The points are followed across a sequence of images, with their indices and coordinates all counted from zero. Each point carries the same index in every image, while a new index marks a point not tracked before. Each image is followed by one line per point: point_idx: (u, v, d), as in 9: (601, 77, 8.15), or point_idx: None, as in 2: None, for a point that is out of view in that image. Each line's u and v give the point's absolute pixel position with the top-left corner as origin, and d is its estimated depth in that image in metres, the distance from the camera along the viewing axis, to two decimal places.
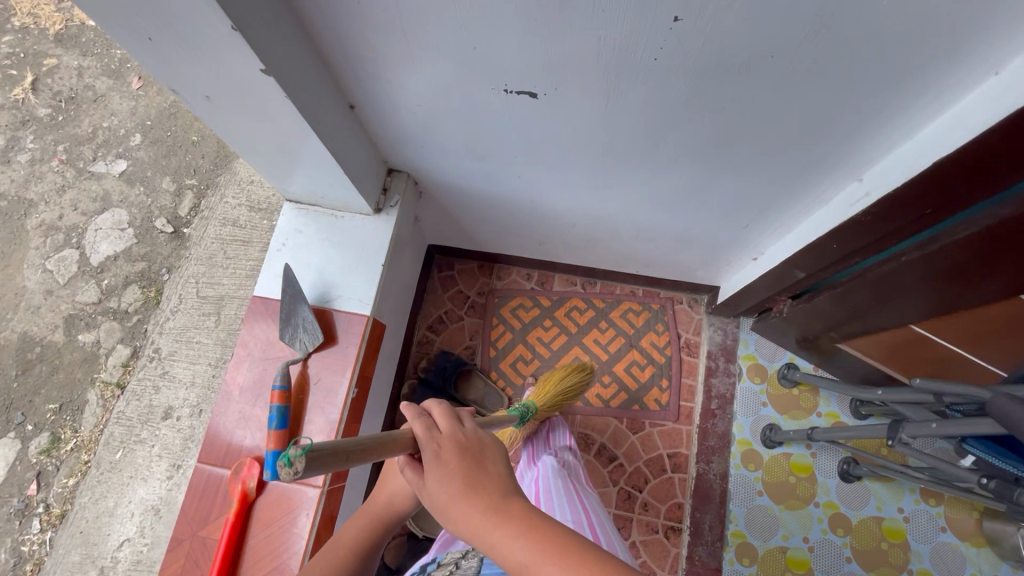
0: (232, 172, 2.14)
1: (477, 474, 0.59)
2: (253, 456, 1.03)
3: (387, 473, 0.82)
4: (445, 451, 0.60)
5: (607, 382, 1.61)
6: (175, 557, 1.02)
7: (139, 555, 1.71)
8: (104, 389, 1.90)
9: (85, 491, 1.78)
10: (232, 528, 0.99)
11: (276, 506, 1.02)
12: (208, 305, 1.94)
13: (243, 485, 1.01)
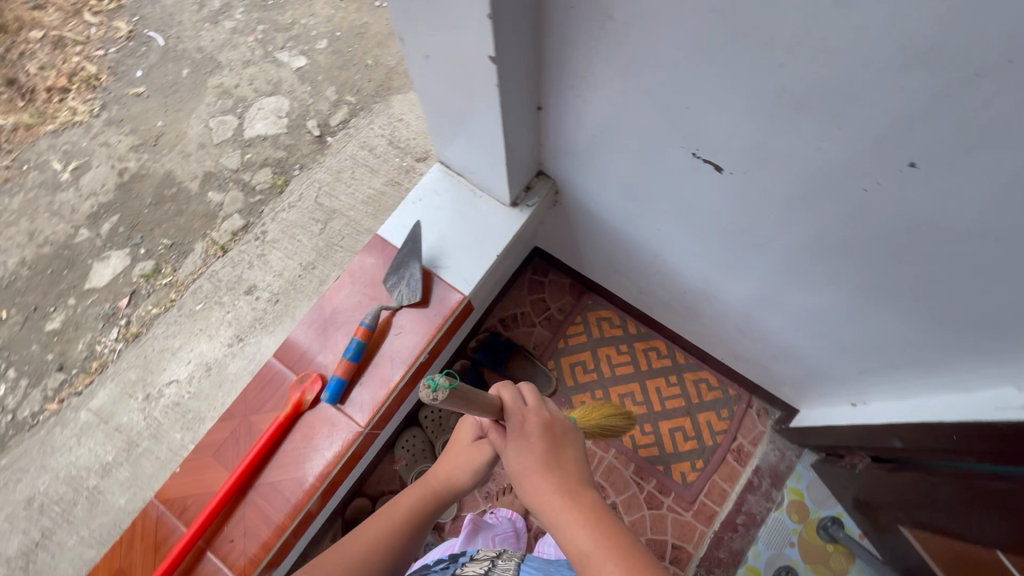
0: (387, 104, 2.27)
1: (554, 456, 0.84)
2: (319, 373, 1.11)
3: (448, 452, 1.05)
4: (529, 425, 0.86)
5: (648, 429, 1.58)
6: (222, 427, 1.11)
7: (179, 399, 1.86)
8: (210, 246, 2.10)
9: (161, 325, 1.98)
10: (277, 426, 1.06)
11: (319, 425, 1.08)
12: (320, 214, 2.08)
13: (301, 394, 1.09)
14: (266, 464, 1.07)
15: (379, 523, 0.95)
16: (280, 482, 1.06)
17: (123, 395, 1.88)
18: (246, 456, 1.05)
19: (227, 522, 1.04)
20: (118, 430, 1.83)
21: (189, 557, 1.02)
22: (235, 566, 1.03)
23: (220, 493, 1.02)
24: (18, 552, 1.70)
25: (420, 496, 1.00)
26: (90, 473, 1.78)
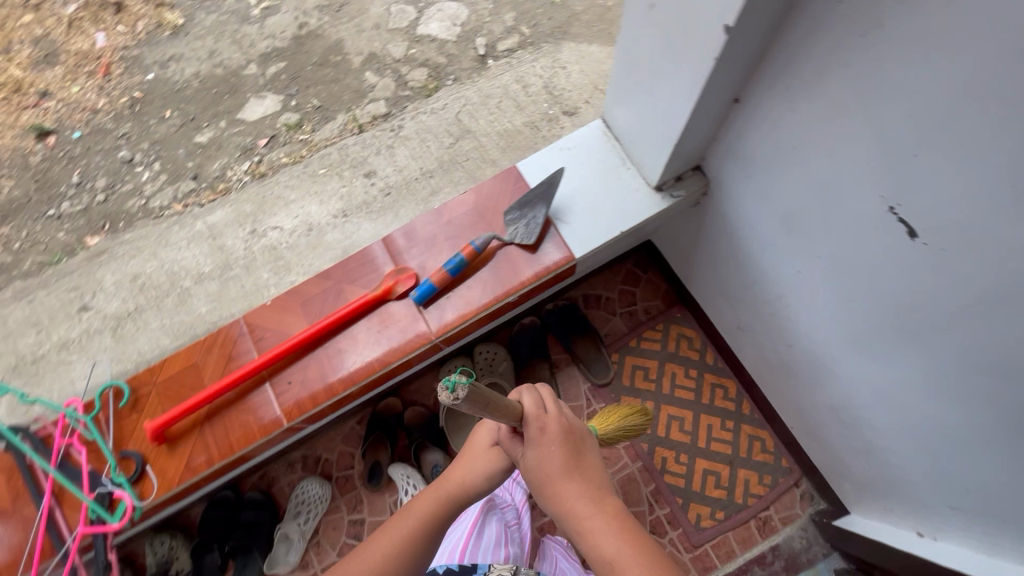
0: (555, 46, 2.37)
1: (574, 462, 0.89)
2: (414, 272, 1.09)
3: (464, 454, 1.03)
4: (548, 432, 0.89)
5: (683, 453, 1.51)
6: (312, 284, 1.11)
7: (276, 245, 2.01)
8: (350, 121, 2.23)
9: (286, 174, 2.15)
10: (364, 302, 1.06)
11: (399, 317, 1.07)
12: (452, 129, 2.19)
13: (392, 284, 1.08)
14: (339, 332, 1.07)
15: (396, 535, 0.94)
16: (346, 353, 1.06)
17: (235, 222, 2.07)
18: (326, 318, 1.05)
19: (288, 367, 1.05)
20: (221, 250, 2.02)
21: (245, 384, 1.04)
22: (282, 410, 1.04)
23: (294, 338, 1.04)
24: (112, 314, 1.93)
25: (433, 503, 0.98)
26: (186, 275, 1.98)
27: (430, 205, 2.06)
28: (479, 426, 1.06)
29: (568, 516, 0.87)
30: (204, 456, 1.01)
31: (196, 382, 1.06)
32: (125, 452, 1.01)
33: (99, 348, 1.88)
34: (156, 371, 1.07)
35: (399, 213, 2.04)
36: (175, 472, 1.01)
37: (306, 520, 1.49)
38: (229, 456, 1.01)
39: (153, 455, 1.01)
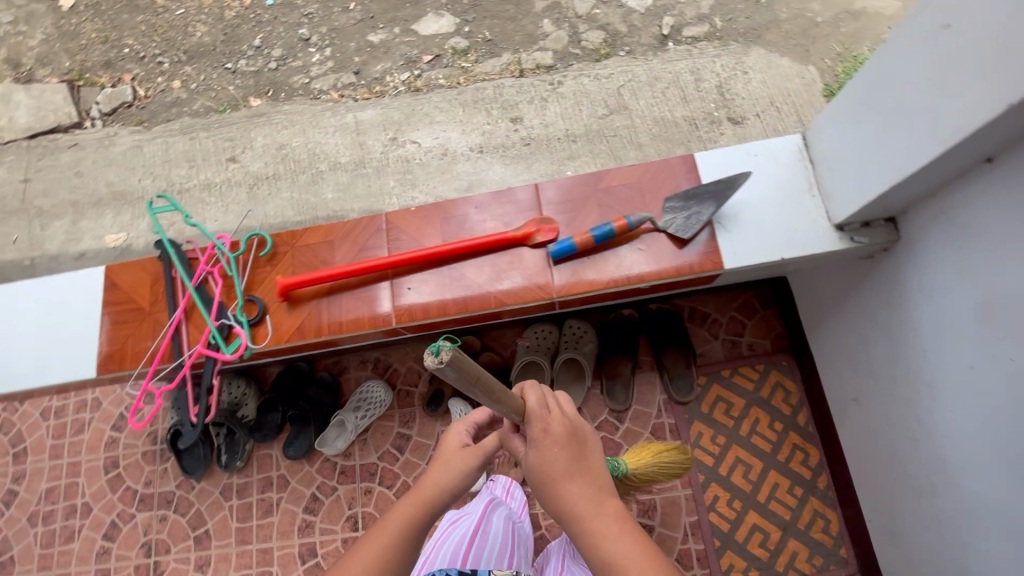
0: (743, 47, 2.23)
1: (576, 460, 0.90)
2: (555, 227, 1.06)
3: (438, 456, 0.96)
4: (550, 429, 0.90)
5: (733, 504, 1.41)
6: (458, 204, 1.12)
7: (409, 158, 2.06)
8: (513, 63, 2.23)
9: (439, 94, 2.18)
10: (503, 238, 1.05)
11: (529, 265, 1.05)
12: (609, 100, 2.13)
13: (532, 232, 1.05)
14: (466, 259, 1.07)
15: (378, 551, 0.82)
16: (469, 280, 1.06)
17: (380, 124, 2.12)
18: (461, 241, 1.06)
19: (412, 274, 1.07)
20: (361, 147, 2.09)
21: (370, 276, 1.07)
22: (394, 311, 1.06)
23: (427, 250, 1.05)
24: (253, 172, 2.06)
25: (408, 513, 0.87)
26: (324, 159, 2.07)
27: (564, 167, 2.03)
28: (449, 431, 0.99)
29: (574, 517, 0.86)
30: (315, 326, 1.07)
31: (329, 257, 1.11)
32: (252, 296, 1.10)
33: (234, 199, 2.03)
34: (298, 235, 1.13)
35: (531, 166, 2.03)
36: (287, 330, 1.08)
37: (363, 416, 1.56)
38: (335, 334, 1.06)
39: (274, 309, 1.09)
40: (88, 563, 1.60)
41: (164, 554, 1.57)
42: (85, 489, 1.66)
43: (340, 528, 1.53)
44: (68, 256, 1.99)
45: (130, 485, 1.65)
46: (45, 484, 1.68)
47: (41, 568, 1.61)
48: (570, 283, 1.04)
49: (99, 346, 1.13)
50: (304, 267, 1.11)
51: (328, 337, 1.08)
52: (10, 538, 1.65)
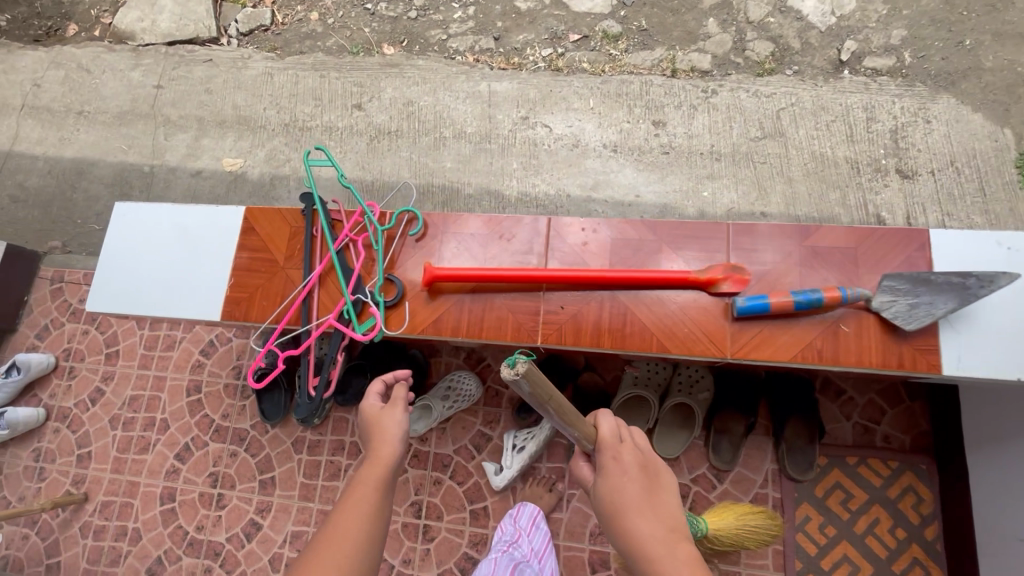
0: (933, 95, 1.94)
1: (648, 494, 0.89)
2: (746, 278, 0.91)
3: (377, 425, 0.99)
4: (624, 458, 0.91)
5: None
6: (633, 226, 0.98)
7: (538, 141, 1.93)
8: (666, 60, 2.04)
9: (580, 80, 2.02)
10: (683, 278, 0.92)
11: (703, 312, 0.92)
12: (765, 122, 1.93)
13: (720, 278, 0.91)
14: (633, 289, 0.94)
15: (350, 528, 0.84)
16: (632, 315, 0.94)
17: (514, 100, 1.99)
18: (633, 271, 0.93)
19: (568, 293, 0.96)
20: (489, 120, 1.97)
21: (522, 285, 0.97)
22: (540, 328, 0.96)
23: (593, 271, 0.93)
24: (376, 124, 1.98)
25: (370, 479, 0.91)
26: (449, 125, 1.97)
27: (701, 186, 1.85)
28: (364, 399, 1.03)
29: (642, 550, 0.85)
30: (453, 325, 0.98)
31: (479, 254, 1.02)
32: (392, 277, 1.02)
33: (352, 147, 1.97)
34: (451, 223, 1.04)
35: (665, 178, 1.87)
36: (423, 321, 1.00)
37: (451, 406, 1.48)
38: (473, 338, 0.97)
39: (413, 295, 1.02)
40: (157, 478, 1.63)
41: (228, 489, 1.58)
42: (166, 406, 1.69)
43: (402, 511, 1.48)
44: (185, 171, 1.99)
45: (208, 413, 1.66)
46: (131, 391, 1.72)
47: (114, 471, 1.65)
48: (749, 346, 0.90)
49: (228, 290, 1.09)
50: (452, 258, 1.02)
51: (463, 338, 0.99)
52: (91, 435, 1.70)
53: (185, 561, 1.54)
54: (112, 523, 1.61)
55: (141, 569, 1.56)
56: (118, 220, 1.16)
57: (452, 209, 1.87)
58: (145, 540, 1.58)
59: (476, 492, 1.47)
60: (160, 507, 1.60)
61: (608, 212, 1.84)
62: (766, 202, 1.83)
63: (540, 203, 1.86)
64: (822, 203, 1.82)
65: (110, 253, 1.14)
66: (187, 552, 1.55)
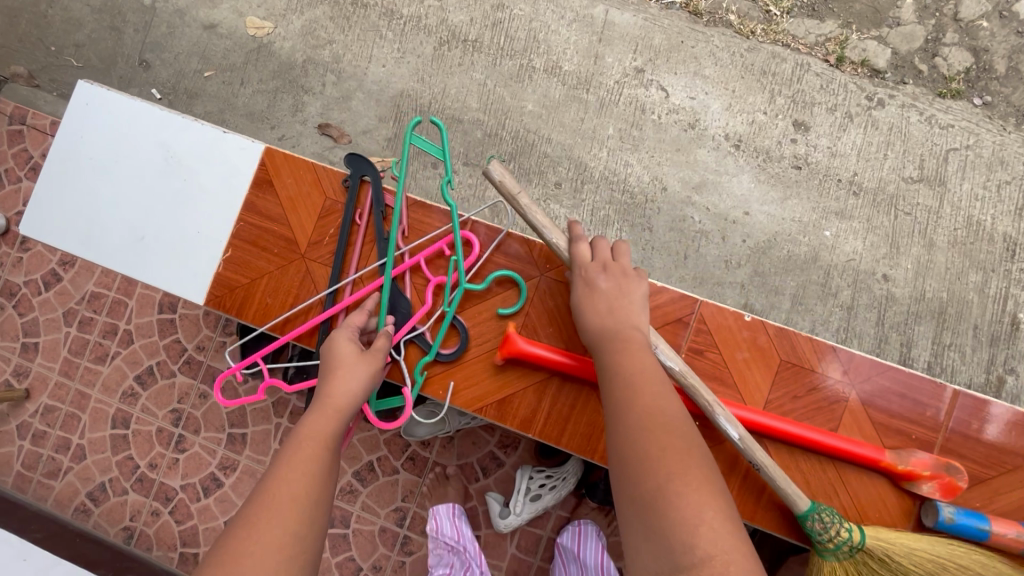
0: None
1: (613, 301, 0.72)
2: (930, 472, 0.82)
3: (329, 378, 0.68)
4: (590, 269, 0.74)
5: (836, 532, 0.80)
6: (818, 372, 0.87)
7: (646, 107, 1.51)
8: (835, 40, 1.55)
9: (721, 37, 1.54)
10: (851, 453, 0.82)
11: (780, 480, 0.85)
12: (927, 161, 1.53)
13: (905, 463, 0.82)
14: (797, 450, 0.84)
15: (272, 544, 0.54)
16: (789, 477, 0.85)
17: (632, 41, 1.53)
18: (810, 432, 0.82)
19: None
20: (595, 60, 1.52)
21: None
22: None
23: (757, 417, 0.83)
24: (450, 24, 1.52)
25: (319, 439, 0.63)
26: (542, 51, 1.52)
27: (825, 222, 1.50)
28: (335, 330, 0.71)
29: (604, 337, 0.71)
30: (523, 416, 0.74)
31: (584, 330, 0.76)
32: (462, 324, 0.76)
33: (413, 48, 1.52)
34: (555, 270, 0.78)
35: (786, 201, 1.50)
36: (482, 399, 0.76)
37: (469, 423, 1.23)
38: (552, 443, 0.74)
39: (479, 356, 0.76)
40: (111, 397, 1.40)
41: (192, 433, 1.37)
42: (132, 316, 1.41)
43: (383, 514, 1.30)
44: (196, 18, 1.53)
45: (180, 339, 1.40)
46: (93, 286, 1.43)
47: (62, 374, 1.41)
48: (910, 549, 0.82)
49: (220, 266, 0.76)
50: (543, 321, 0.77)
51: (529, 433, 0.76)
52: (40, 324, 1.43)
53: (131, 497, 1.37)
54: (54, 431, 1.40)
55: (82, 491, 1.38)
56: (84, 111, 0.79)
57: (520, 165, 1.49)
58: (89, 461, 1.39)
59: (471, 518, 1.27)
60: (110, 430, 1.39)
61: (706, 223, 1.48)
62: (894, 263, 1.49)
63: (628, 190, 1.49)
64: (957, 283, 1.49)
65: (66, 159, 0.79)
66: (135, 487, 1.37)
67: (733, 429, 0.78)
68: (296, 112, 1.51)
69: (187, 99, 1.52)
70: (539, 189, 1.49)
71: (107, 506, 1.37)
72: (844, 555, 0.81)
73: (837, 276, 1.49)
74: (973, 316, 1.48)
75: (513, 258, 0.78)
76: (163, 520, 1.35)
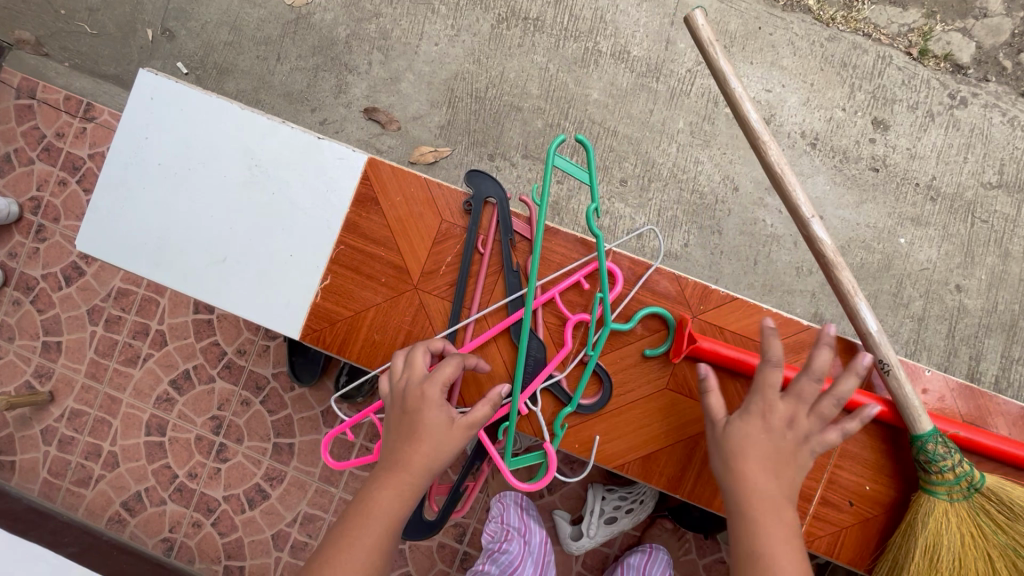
0: None
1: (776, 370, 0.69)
2: None
3: (408, 448, 0.65)
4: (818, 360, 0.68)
5: (957, 463, 0.76)
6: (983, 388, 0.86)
7: (719, 99, 1.40)
8: (920, 31, 1.44)
9: (800, 24, 1.43)
10: (1006, 452, 0.80)
11: (863, 479, 0.81)
12: (1007, 166, 1.44)
13: None
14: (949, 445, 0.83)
15: None
16: None
17: None
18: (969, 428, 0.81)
19: None
20: (665, 45, 1.40)
21: None
22: None
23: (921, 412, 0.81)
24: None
25: (385, 516, 0.63)
26: (609, 33, 1.40)
27: (900, 228, 1.43)
28: (427, 390, 0.66)
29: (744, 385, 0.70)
30: (671, 475, 0.78)
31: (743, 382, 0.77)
32: (608, 377, 0.78)
33: (469, 26, 1.38)
34: (712, 313, 0.79)
35: (861, 205, 1.43)
36: (625, 454, 0.78)
37: None
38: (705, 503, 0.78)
39: (623, 406, 0.78)
40: (144, 402, 1.30)
41: (234, 442, 1.28)
42: (165, 315, 1.31)
43: (442, 529, 1.24)
44: None
45: (220, 341, 1.30)
46: (120, 283, 1.32)
47: (89, 376, 1.31)
48: None
49: (318, 296, 0.75)
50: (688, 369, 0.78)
51: (674, 491, 0.79)
52: (62, 322, 1.32)
53: (170, 507, 1.29)
54: (82, 437, 1.31)
55: (116, 501, 1.30)
56: (160, 113, 0.75)
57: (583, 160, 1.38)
58: (123, 469, 1.30)
59: None
60: (145, 437, 1.30)
61: (778, 227, 1.39)
62: (967, 273, 1.42)
63: (698, 189, 1.39)
64: None
65: (141, 168, 0.75)
66: (174, 498, 1.29)
67: (873, 320, 0.79)
68: (339, 94, 1.37)
69: (216, 75, 1.38)
70: (603, 186, 1.39)
71: (144, 517, 1.29)
72: (959, 493, 0.77)
73: (909, 286, 1.42)
74: None
75: (664, 297, 0.79)
76: (206, 531, 1.28)
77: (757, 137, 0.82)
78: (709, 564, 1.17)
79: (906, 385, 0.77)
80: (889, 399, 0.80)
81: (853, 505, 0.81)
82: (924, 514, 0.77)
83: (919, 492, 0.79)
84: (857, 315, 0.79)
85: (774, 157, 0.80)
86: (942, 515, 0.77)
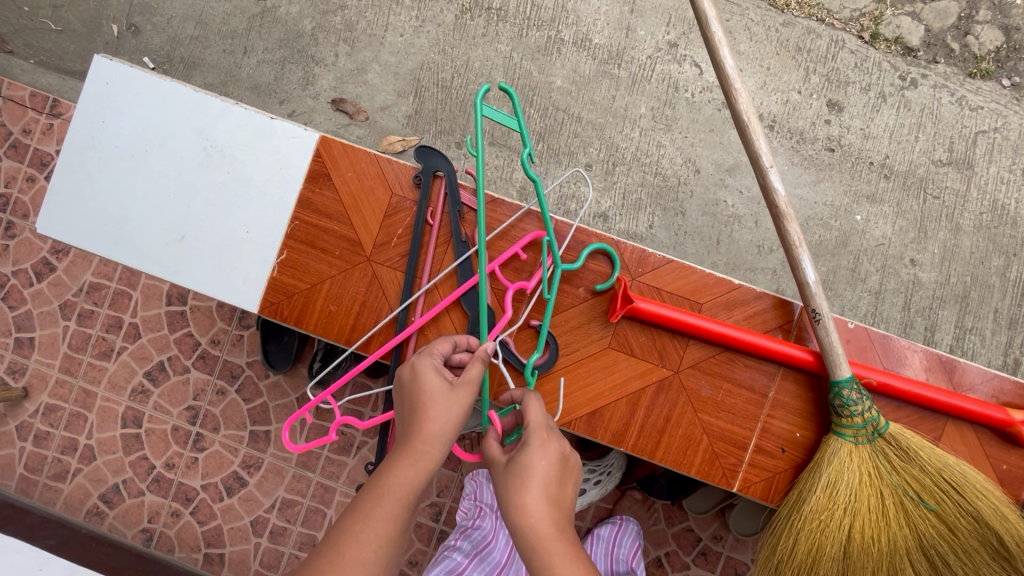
0: None
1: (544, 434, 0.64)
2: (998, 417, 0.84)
3: (417, 419, 0.65)
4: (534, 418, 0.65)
5: (866, 408, 0.81)
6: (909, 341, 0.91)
7: (680, 84, 1.44)
8: (870, 15, 1.49)
9: (756, 10, 1.48)
10: (920, 395, 0.84)
11: (789, 429, 0.85)
12: (957, 144, 1.50)
13: (978, 412, 0.84)
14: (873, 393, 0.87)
15: None
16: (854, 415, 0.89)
17: (664, 11, 1.44)
18: (887, 375, 0.85)
19: (744, 389, 0.85)
20: (626, 33, 1.43)
21: (726, 347, 0.84)
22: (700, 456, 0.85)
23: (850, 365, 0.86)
24: None
25: (402, 487, 0.59)
26: (571, 21, 1.43)
27: (856, 206, 1.48)
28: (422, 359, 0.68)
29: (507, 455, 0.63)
30: (615, 429, 0.84)
31: (680, 342, 0.84)
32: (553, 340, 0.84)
33: (433, 16, 1.41)
34: (649, 275, 0.85)
35: (818, 183, 1.48)
36: (573, 411, 0.84)
37: None
38: (648, 457, 0.85)
39: (569, 366, 0.84)
40: (119, 395, 1.31)
41: (211, 431, 1.30)
42: (138, 308, 1.32)
43: (418, 509, 1.26)
44: None
45: (194, 332, 1.32)
46: (91, 277, 1.33)
47: (63, 371, 1.32)
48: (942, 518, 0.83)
49: (275, 270, 0.78)
50: (632, 326, 0.84)
51: (619, 445, 0.85)
52: (34, 318, 1.33)
53: (148, 498, 1.30)
54: (58, 432, 1.32)
55: (93, 494, 1.31)
56: (113, 98, 0.77)
57: (549, 146, 1.42)
58: (100, 462, 1.31)
59: None
60: (121, 429, 1.31)
61: (739, 208, 1.43)
62: (921, 248, 1.48)
63: (661, 172, 1.43)
64: (980, 267, 1.48)
65: (99, 153, 0.77)
66: (152, 488, 1.30)
67: (812, 271, 0.86)
68: (306, 85, 1.39)
69: (184, 69, 1.39)
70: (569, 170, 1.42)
71: (123, 508, 1.30)
72: (864, 436, 0.83)
73: (867, 261, 1.48)
74: (994, 299, 1.48)
75: (604, 261, 0.85)
76: (185, 521, 1.29)
77: (731, 84, 0.90)
78: (677, 533, 1.21)
79: (833, 333, 0.82)
80: (816, 350, 0.85)
81: (784, 452, 0.85)
82: (829, 452, 0.82)
83: (830, 435, 0.83)
84: (798, 265, 0.86)
85: (743, 106, 0.89)
86: (846, 454, 0.82)
